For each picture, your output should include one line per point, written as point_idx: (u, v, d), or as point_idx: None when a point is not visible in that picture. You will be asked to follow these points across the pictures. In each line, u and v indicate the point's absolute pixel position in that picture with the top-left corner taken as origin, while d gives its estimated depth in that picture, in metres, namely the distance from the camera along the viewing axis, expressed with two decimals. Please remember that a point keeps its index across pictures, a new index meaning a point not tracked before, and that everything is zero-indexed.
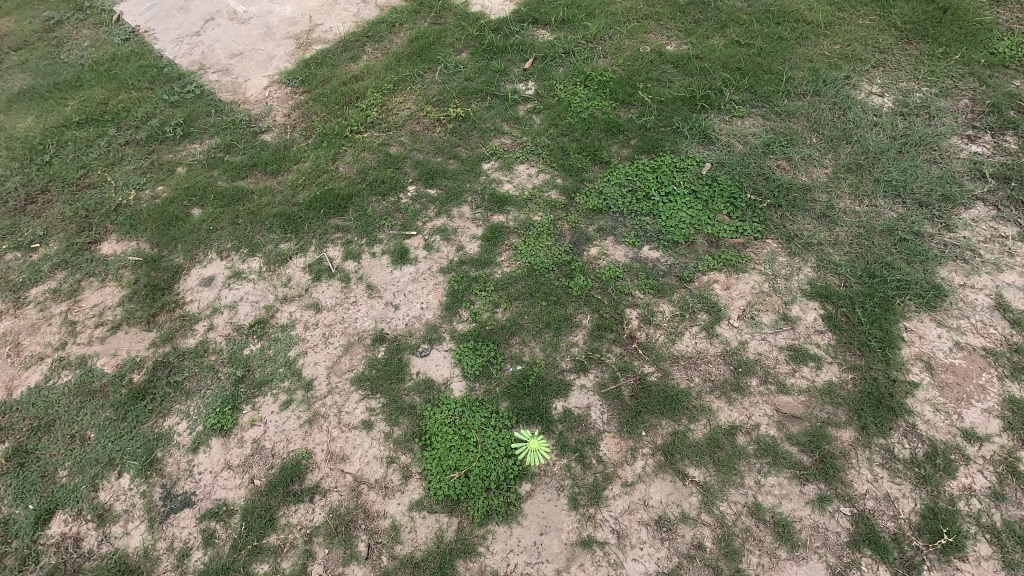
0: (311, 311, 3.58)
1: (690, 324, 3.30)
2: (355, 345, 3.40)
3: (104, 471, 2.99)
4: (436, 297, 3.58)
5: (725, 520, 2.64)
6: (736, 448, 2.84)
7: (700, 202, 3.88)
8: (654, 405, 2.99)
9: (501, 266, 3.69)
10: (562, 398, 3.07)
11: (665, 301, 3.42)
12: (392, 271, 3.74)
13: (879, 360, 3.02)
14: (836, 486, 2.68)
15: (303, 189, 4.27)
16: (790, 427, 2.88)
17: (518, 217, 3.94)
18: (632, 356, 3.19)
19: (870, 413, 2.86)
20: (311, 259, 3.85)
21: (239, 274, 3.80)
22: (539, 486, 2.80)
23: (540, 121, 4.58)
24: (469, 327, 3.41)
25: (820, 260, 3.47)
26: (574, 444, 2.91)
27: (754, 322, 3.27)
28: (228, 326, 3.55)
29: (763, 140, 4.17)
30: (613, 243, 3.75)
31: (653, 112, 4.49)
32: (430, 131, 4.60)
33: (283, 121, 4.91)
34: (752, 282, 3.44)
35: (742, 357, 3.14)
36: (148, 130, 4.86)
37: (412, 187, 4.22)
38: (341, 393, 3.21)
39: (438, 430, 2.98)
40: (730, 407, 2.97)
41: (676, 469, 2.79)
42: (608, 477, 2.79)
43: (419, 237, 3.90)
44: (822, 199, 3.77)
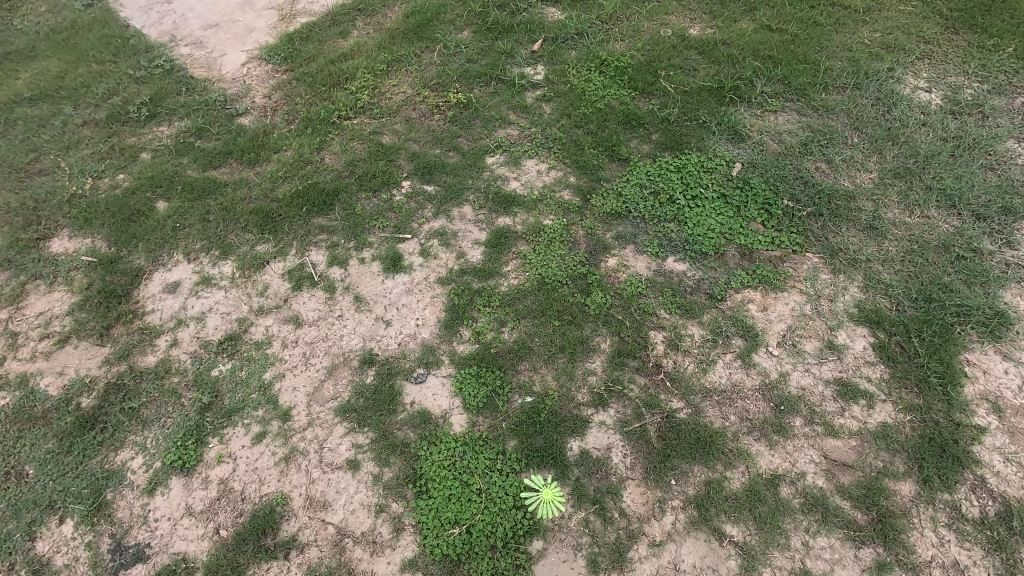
0: (291, 326, 3.14)
1: (723, 351, 2.90)
2: (340, 367, 2.98)
3: (42, 517, 2.56)
4: (433, 312, 3.15)
5: None
6: (779, 501, 2.47)
7: (731, 208, 3.48)
8: (684, 449, 2.60)
9: (508, 277, 3.26)
10: (578, 438, 2.68)
11: (693, 323, 3.02)
12: (384, 280, 3.29)
13: (939, 400, 2.65)
14: (896, 551, 2.32)
15: (283, 182, 3.77)
16: (841, 477, 2.52)
17: (526, 220, 3.51)
18: (657, 388, 2.80)
19: (934, 463, 2.50)
20: (291, 264, 3.38)
21: (208, 280, 3.33)
22: (553, 544, 2.43)
23: (550, 110, 4.11)
24: (471, 349, 3.00)
25: (869, 279, 3.08)
26: (592, 493, 2.53)
27: (797, 349, 2.88)
28: (194, 341, 3.10)
29: (800, 139, 3.74)
30: (633, 253, 3.35)
31: (677, 103, 4.03)
32: (427, 119, 4.11)
33: (262, 104, 4.41)
34: (792, 303, 3.05)
35: (783, 392, 2.75)
36: (109, 109, 4.32)
37: (406, 182, 3.74)
38: (323, 426, 2.80)
39: (436, 475, 2.59)
40: (771, 451, 2.60)
41: (711, 527, 2.42)
42: (633, 535, 2.42)
43: (414, 241, 3.44)
44: (867, 207, 3.36)
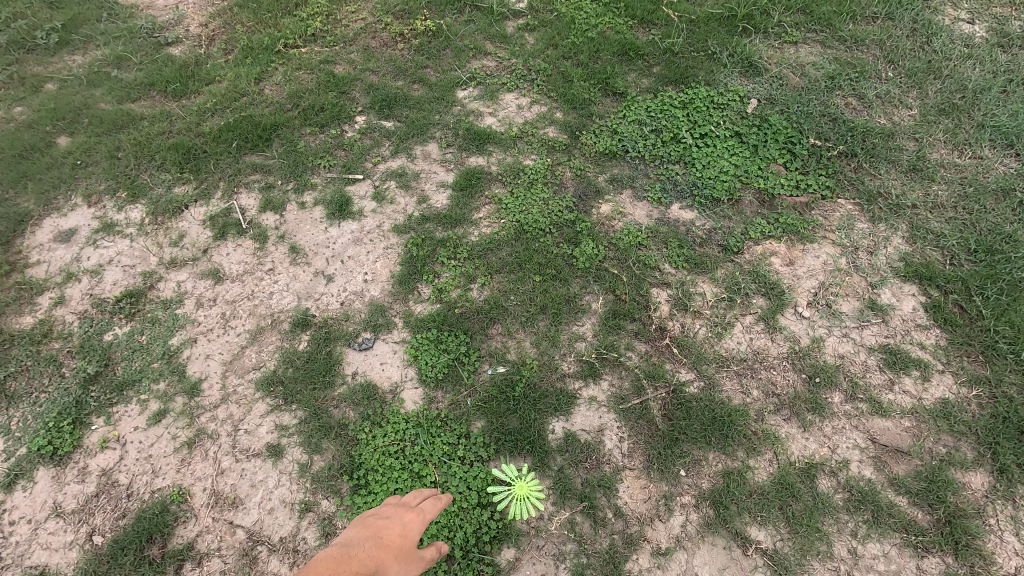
0: (208, 281, 2.53)
1: (741, 313, 2.36)
2: (266, 331, 2.39)
3: None
4: (386, 266, 2.56)
5: None
6: (818, 497, 1.93)
7: (747, 148, 2.92)
8: (696, 432, 2.06)
9: (479, 225, 2.68)
10: (562, 418, 2.12)
11: (704, 279, 2.47)
12: (327, 228, 2.70)
13: (1012, 371, 2.13)
14: (971, 561, 1.80)
15: (212, 115, 3.15)
16: (893, 467, 1.99)
17: (503, 161, 2.92)
18: (661, 357, 2.25)
19: (1011, 449, 1.97)
20: (214, 208, 2.77)
21: (110, 226, 2.71)
22: (528, 552, 1.87)
23: (534, 40, 3.51)
24: (431, 309, 2.42)
25: (916, 228, 2.54)
26: (579, 488, 1.98)
27: (832, 310, 2.34)
28: (85, 298, 2.49)
29: (826, 71, 3.18)
30: (631, 198, 2.79)
31: (682, 33, 3.45)
32: (389, 48, 3.49)
33: (197, 32, 3.76)
34: (823, 256, 2.50)
35: (818, 361, 2.21)
36: (13, 34, 3.65)
37: (361, 117, 3.13)
38: (240, 403, 2.20)
39: (378, 464, 2.02)
40: (804, 434, 2.06)
41: (732, 530, 1.88)
42: (631, 541, 1.87)
43: (366, 183, 2.85)
44: (909, 147, 2.82)
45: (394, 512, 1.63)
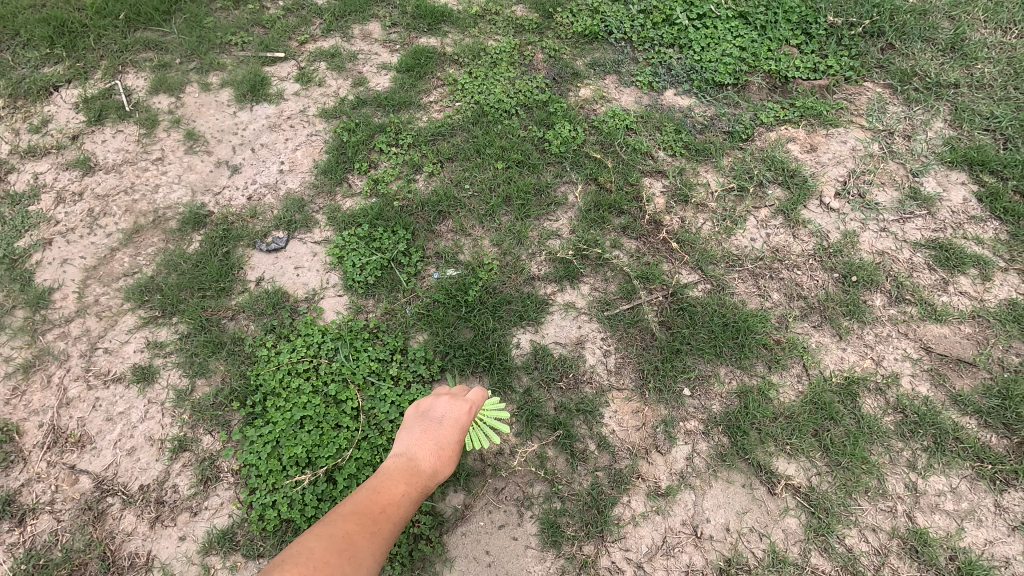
0: (75, 173, 1.96)
1: (755, 205, 1.88)
2: (147, 230, 1.83)
3: None
4: (309, 156, 2.03)
5: (857, 569, 1.30)
6: (862, 420, 1.47)
7: (753, 29, 2.44)
8: (703, 342, 1.58)
9: (428, 109, 2.16)
10: (529, 328, 1.63)
11: (708, 168, 1.99)
12: (238, 112, 2.14)
13: None
14: None
15: None
16: (955, 382, 1.54)
17: (460, 41, 2.39)
18: (656, 255, 1.77)
19: None
20: (91, 90, 2.18)
21: None
22: (482, 498, 1.38)
23: None
24: (363, 203, 1.89)
25: (960, 111, 2.09)
26: (552, 415, 1.49)
27: (866, 201, 1.88)
28: None
29: None
30: (616, 83, 2.29)
31: None
32: None
33: None
34: (851, 142, 2.04)
35: (852, 258, 1.75)
36: None
37: None
38: (101, 316, 1.65)
39: (282, 387, 1.50)
40: (841, 344, 1.60)
41: (754, 463, 1.41)
42: (621, 480, 1.39)
43: (290, 64, 2.29)
44: (945, 25, 2.37)
45: (441, 405, 1.25)
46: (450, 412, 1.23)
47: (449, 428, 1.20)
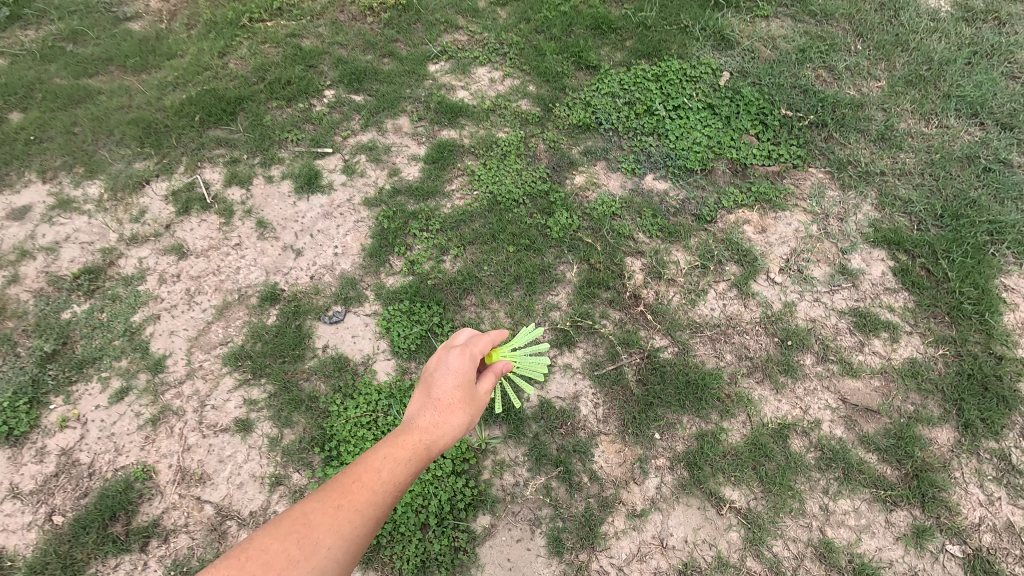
0: (172, 258, 2.45)
1: (715, 279, 2.36)
2: (234, 306, 2.32)
3: None
4: (357, 239, 2.51)
5: (780, 570, 1.78)
6: (790, 457, 1.94)
7: (720, 119, 2.92)
8: (671, 396, 2.06)
9: (452, 197, 2.64)
10: (537, 385, 2.10)
11: (678, 248, 2.46)
12: (297, 202, 2.63)
13: (975, 330, 2.18)
14: (939, 514, 1.83)
15: (175, 90, 3.05)
16: (864, 425, 2.01)
17: (476, 133, 2.88)
18: (636, 324, 2.25)
19: (975, 404, 2.02)
20: (177, 184, 2.68)
21: (67, 203, 2.60)
22: (503, 519, 1.86)
23: (506, 14, 3.46)
24: (403, 281, 2.38)
25: (884, 195, 2.57)
26: (555, 454, 1.96)
27: (803, 275, 2.36)
28: (41, 276, 2.39)
29: (797, 45, 3.21)
30: (605, 170, 2.77)
31: (654, 7, 3.44)
32: (358, 22, 3.41)
33: (158, 8, 3.64)
34: (795, 223, 2.52)
35: (790, 325, 2.23)
36: None
37: (330, 91, 3.06)
38: (206, 379, 2.14)
39: (351, 435, 1.99)
40: (777, 396, 2.07)
41: (706, 491, 1.88)
42: (607, 505, 1.87)
43: (336, 157, 2.78)
44: (878, 117, 2.86)
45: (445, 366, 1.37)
46: (446, 369, 1.35)
47: (447, 383, 1.31)
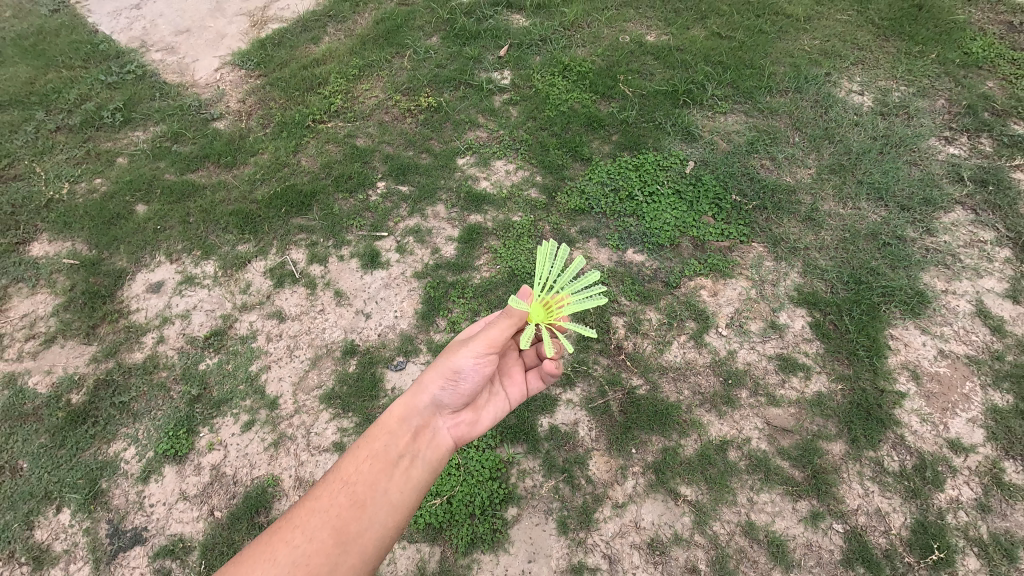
0: (274, 321, 3.30)
1: (678, 333, 3.19)
2: (323, 358, 3.16)
3: (39, 507, 2.70)
4: (410, 305, 3.35)
5: (718, 542, 2.57)
6: (728, 464, 2.75)
7: (685, 203, 3.77)
8: (644, 421, 2.87)
9: (480, 270, 3.49)
10: (547, 414, 2.92)
11: (651, 308, 3.29)
12: (363, 275, 3.48)
13: (866, 370, 2.99)
14: (829, 502, 2.64)
15: (261, 184, 3.92)
16: (781, 441, 2.82)
17: (497, 217, 3.73)
18: (619, 368, 3.07)
19: (861, 425, 2.83)
20: (272, 262, 3.54)
21: (191, 279, 3.46)
22: (526, 509, 2.67)
23: (517, 113, 4.34)
24: (447, 337, 3.21)
25: (807, 265, 3.41)
26: (561, 464, 2.78)
27: (743, 330, 3.18)
28: (180, 337, 3.24)
29: (747, 138, 4.07)
30: (596, 245, 3.61)
31: (635, 106, 4.31)
32: (400, 122, 4.30)
33: (237, 108, 4.53)
34: (739, 288, 3.35)
35: (731, 367, 3.05)
36: (83, 114, 4.40)
37: (382, 183, 3.92)
38: (309, 413, 2.97)
39: None
40: (720, 420, 2.89)
41: (668, 488, 2.69)
42: (598, 499, 2.67)
43: (390, 239, 3.64)
44: (806, 201, 3.70)
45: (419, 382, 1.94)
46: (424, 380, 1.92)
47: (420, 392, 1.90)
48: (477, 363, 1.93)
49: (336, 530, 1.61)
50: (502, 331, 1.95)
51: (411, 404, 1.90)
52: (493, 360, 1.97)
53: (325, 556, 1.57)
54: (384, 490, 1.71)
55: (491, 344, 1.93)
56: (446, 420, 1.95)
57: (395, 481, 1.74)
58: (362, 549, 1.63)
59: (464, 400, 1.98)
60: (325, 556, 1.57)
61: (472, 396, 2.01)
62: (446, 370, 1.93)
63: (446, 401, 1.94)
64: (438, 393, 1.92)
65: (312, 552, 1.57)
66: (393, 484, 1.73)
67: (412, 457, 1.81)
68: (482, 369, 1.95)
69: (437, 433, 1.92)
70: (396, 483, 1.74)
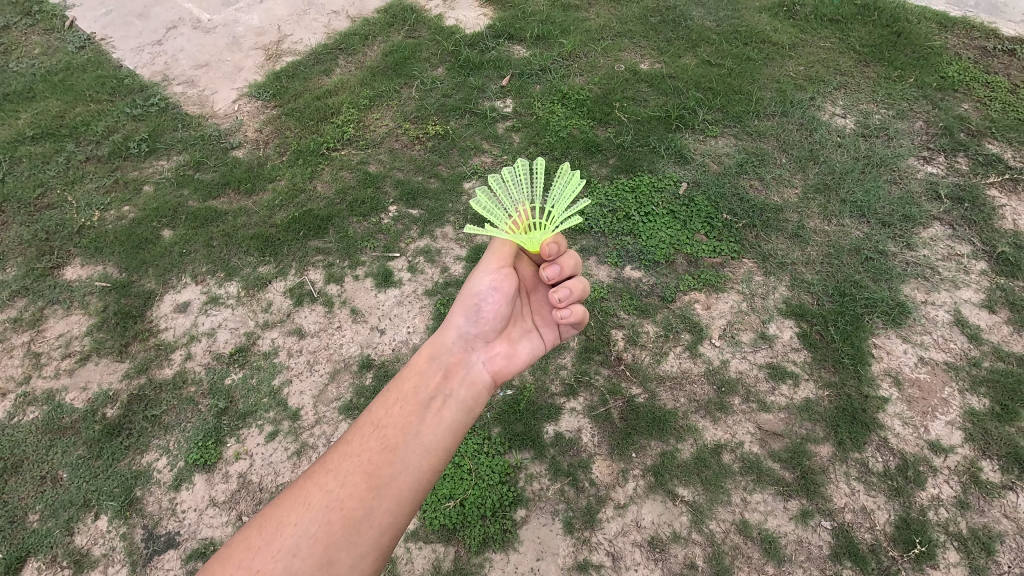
0: (294, 338, 3.52)
1: (674, 344, 3.40)
2: (341, 372, 3.37)
3: (78, 514, 2.89)
4: (422, 321, 3.57)
5: (714, 539, 2.74)
6: (722, 466, 2.94)
7: (679, 222, 3.99)
8: (643, 427, 3.07)
9: None
10: (553, 422, 3.12)
11: (649, 321, 3.50)
12: (377, 294, 3.70)
13: (851, 377, 3.19)
14: (817, 501, 2.82)
15: (280, 209, 4.16)
16: (772, 444, 3.01)
17: None
18: (619, 378, 3.27)
19: (846, 428, 3.02)
20: (291, 283, 3.77)
21: (216, 299, 3.69)
22: (534, 511, 2.85)
23: (519, 139, 4.60)
24: None
25: (794, 279, 3.62)
26: (566, 468, 2.97)
27: (735, 341, 3.39)
28: (207, 354, 3.46)
29: (737, 160, 4.32)
30: (596, 263, 3.83)
31: (630, 131, 4.57)
32: (409, 149, 4.56)
33: (255, 137, 4.79)
34: (731, 302, 3.57)
35: (724, 376, 3.25)
36: (110, 145, 4.67)
37: (393, 207, 4.17)
38: (329, 423, 3.17)
39: None
40: (715, 426, 3.08)
41: (666, 489, 2.87)
42: (601, 500, 2.86)
43: (402, 259, 3.87)
44: (793, 218, 3.93)
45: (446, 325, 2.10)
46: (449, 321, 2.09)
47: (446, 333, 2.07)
48: (493, 286, 2.08)
49: (367, 474, 1.71)
50: (504, 242, 2.17)
51: (439, 345, 2.06)
52: (507, 281, 2.10)
53: (360, 500, 1.67)
54: (415, 431, 1.81)
55: (499, 261, 2.13)
56: (477, 356, 2.07)
57: (425, 421, 1.84)
58: (397, 491, 1.72)
59: (491, 332, 2.10)
60: (357, 500, 1.67)
61: (500, 327, 2.12)
62: (465, 303, 2.08)
63: (473, 334, 2.07)
64: (463, 327, 2.07)
65: (346, 497, 1.67)
66: (423, 424, 1.84)
67: (444, 396, 1.93)
68: (499, 292, 2.08)
69: (470, 370, 2.03)
70: (427, 423, 1.84)
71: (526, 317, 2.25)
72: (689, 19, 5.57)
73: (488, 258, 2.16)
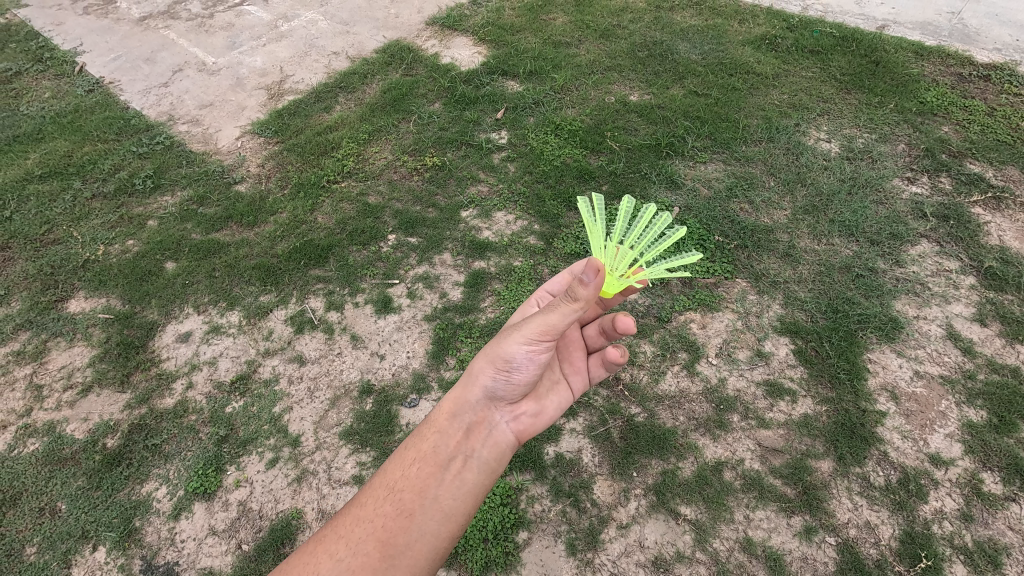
0: (295, 365, 3.54)
1: (671, 363, 3.43)
2: (342, 398, 3.38)
3: (76, 546, 2.86)
4: (421, 345, 3.61)
5: (718, 557, 2.72)
6: (723, 483, 2.94)
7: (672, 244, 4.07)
8: (643, 446, 3.08)
9: (485, 311, 3.76)
10: (553, 443, 3.12)
11: (646, 341, 3.54)
12: (376, 320, 3.75)
13: (848, 392, 3.21)
14: (820, 517, 2.80)
15: (281, 240, 4.25)
16: (773, 460, 3.01)
17: (499, 263, 4.04)
18: (618, 397, 3.29)
19: (846, 443, 3.03)
20: (292, 311, 3.82)
21: (218, 328, 3.73)
22: (536, 533, 2.83)
23: (514, 168, 4.73)
24: (457, 374, 3.45)
25: (787, 297, 3.68)
26: (567, 488, 2.96)
27: (731, 358, 3.43)
28: (208, 382, 3.48)
29: (727, 185, 4.44)
30: None
31: (622, 159, 4.71)
32: (407, 180, 4.69)
33: (257, 172, 4.92)
34: (725, 321, 3.62)
35: (722, 394, 3.27)
36: (117, 183, 4.79)
37: (392, 236, 4.26)
38: (329, 448, 3.18)
39: None
40: (715, 443, 3.08)
41: (668, 508, 2.86)
42: (603, 520, 2.84)
43: (401, 285, 3.93)
44: (784, 239, 4.02)
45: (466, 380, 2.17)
46: (471, 379, 2.14)
47: (468, 392, 2.13)
48: (529, 355, 2.10)
49: (382, 542, 1.80)
50: (562, 317, 2.01)
51: (463, 402, 2.13)
52: (543, 350, 2.12)
53: (372, 569, 1.76)
54: (433, 496, 1.91)
55: (541, 333, 2.04)
56: (499, 415, 2.18)
57: (443, 486, 1.94)
58: (411, 558, 1.82)
59: (515, 393, 2.20)
60: (371, 569, 1.75)
61: (524, 390, 2.23)
62: (496, 364, 2.11)
63: (498, 395, 2.17)
64: (489, 387, 2.14)
65: (359, 566, 1.75)
66: (442, 488, 1.94)
67: (463, 457, 2.02)
68: (533, 359, 2.12)
69: (492, 431, 2.14)
70: (446, 487, 1.94)
71: (554, 368, 2.47)
72: (675, 53, 5.80)
73: (532, 323, 2.07)
